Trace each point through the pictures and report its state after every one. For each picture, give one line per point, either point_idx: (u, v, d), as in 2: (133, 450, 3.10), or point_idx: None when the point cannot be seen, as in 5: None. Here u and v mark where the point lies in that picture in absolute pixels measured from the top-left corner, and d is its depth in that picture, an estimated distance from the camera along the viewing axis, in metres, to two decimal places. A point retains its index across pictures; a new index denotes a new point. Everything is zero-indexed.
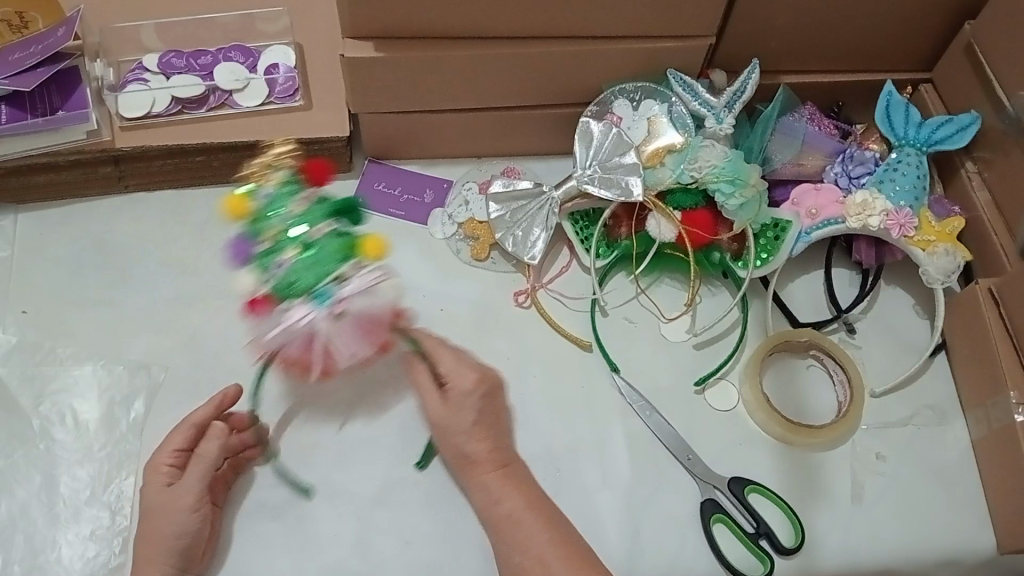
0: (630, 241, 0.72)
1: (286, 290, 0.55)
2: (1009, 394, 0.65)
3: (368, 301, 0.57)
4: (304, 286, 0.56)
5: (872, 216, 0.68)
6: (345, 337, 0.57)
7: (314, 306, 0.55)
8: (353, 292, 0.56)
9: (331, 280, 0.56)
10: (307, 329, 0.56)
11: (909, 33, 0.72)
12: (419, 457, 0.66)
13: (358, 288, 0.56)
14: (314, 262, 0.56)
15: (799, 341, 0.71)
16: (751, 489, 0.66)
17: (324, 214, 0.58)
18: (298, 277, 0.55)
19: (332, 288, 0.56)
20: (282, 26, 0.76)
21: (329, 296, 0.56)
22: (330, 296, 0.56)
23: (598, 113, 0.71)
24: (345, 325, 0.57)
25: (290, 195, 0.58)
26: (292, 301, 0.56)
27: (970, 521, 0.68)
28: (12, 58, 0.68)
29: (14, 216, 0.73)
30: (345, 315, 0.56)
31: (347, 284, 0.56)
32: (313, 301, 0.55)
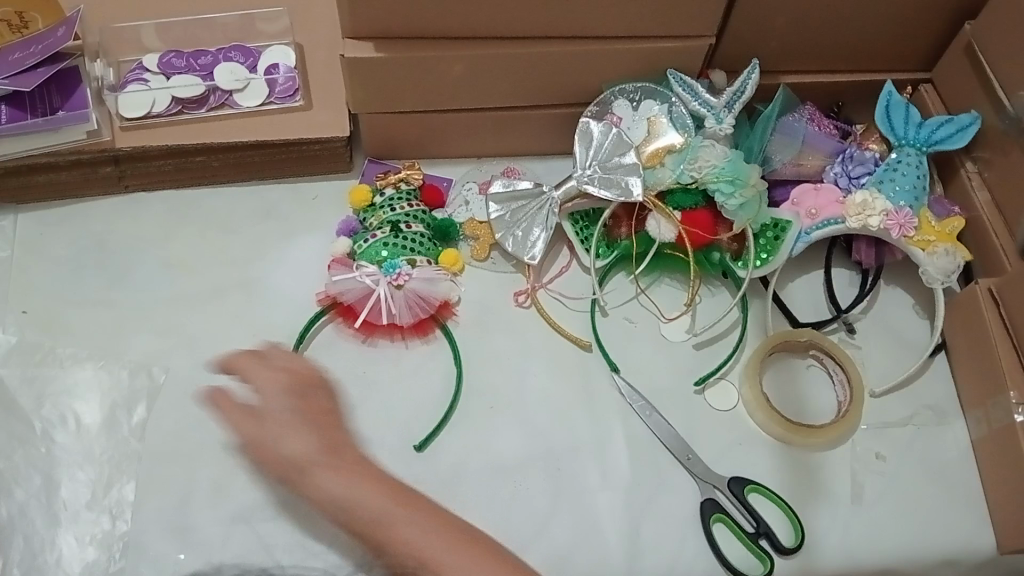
0: (630, 241, 0.72)
1: (368, 259, 0.69)
2: (1009, 394, 0.65)
3: (426, 289, 0.68)
4: (382, 258, 0.69)
5: (872, 216, 0.68)
6: (394, 306, 0.68)
7: (382, 272, 0.68)
8: (416, 277, 0.68)
9: (404, 261, 0.69)
10: (369, 287, 0.68)
11: (909, 34, 0.72)
12: (420, 439, 0.67)
13: (421, 276, 0.68)
14: (397, 245, 0.69)
15: (799, 341, 0.71)
16: (750, 488, 0.66)
17: (426, 221, 0.72)
18: (381, 249, 0.69)
19: (402, 262, 0.68)
20: (282, 26, 0.76)
21: (396, 268, 0.68)
22: (396, 269, 0.68)
23: (598, 113, 0.71)
24: (399, 296, 0.68)
25: (408, 199, 0.72)
26: (369, 263, 0.69)
27: (971, 521, 0.68)
28: (12, 58, 0.68)
29: (14, 216, 0.73)
30: (402, 289, 0.68)
31: (417, 268, 0.69)
32: (383, 269, 0.68)
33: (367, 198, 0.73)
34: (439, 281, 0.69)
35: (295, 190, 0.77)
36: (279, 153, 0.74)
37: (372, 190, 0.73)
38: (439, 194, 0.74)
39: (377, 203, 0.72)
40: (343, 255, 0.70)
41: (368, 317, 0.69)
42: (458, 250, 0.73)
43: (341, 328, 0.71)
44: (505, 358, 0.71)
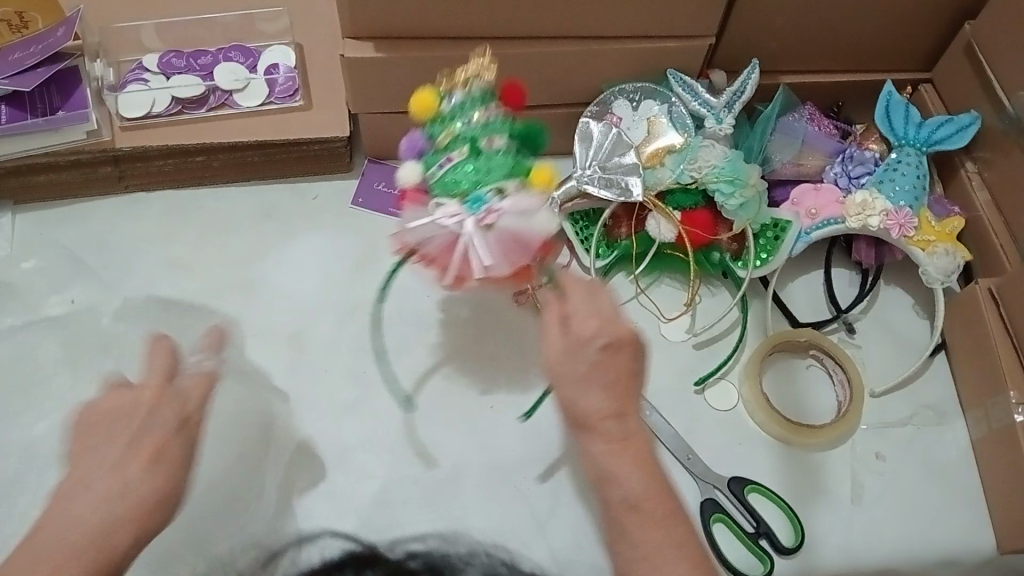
0: (630, 241, 0.72)
1: (444, 191, 0.53)
2: (1009, 394, 0.65)
3: (521, 222, 0.52)
4: (464, 189, 0.53)
5: (872, 216, 0.69)
6: (485, 251, 0.52)
7: (467, 210, 0.52)
8: (507, 207, 0.52)
9: (489, 189, 0.52)
10: (454, 232, 0.52)
11: (909, 33, 0.71)
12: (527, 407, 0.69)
13: (512, 204, 0.52)
14: (482, 169, 0.53)
15: (799, 341, 0.71)
16: (750, 488, 0.66)
17: (507, 130, 0.55)
18: (460, 179, 0.53)
19: (489, 196, 0.52)
20: (282, 26, 0.76)
21: (483, 203, 0.52)
22: (483, 205, 0.52)
23: (598, 113, 0.71)
24: (490, 240, 0.52)
25: (478, 105, 0.55)
26: (450, 198, 0.53)
27: (970, 521, 0.68)
28: (12, 58, 0.68)
29: (11, 215, 0.74)
30: (493, 230, 0.52)
31: (509, 197, 0.53)
32: (468, 205, 0.52)
33: (435, 106, 0.55)
34: (535, 212, 0.53)
35: (296, 190, 0.77)
36: (278, 152, 0.74)
37: (440, 99, 0.55)
38: (517, 92, 0.57)
39: (445, 112, 0.55)
40: (415, 187, 0.54)
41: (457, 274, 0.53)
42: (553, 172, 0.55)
43: (364, 314, 0.72)
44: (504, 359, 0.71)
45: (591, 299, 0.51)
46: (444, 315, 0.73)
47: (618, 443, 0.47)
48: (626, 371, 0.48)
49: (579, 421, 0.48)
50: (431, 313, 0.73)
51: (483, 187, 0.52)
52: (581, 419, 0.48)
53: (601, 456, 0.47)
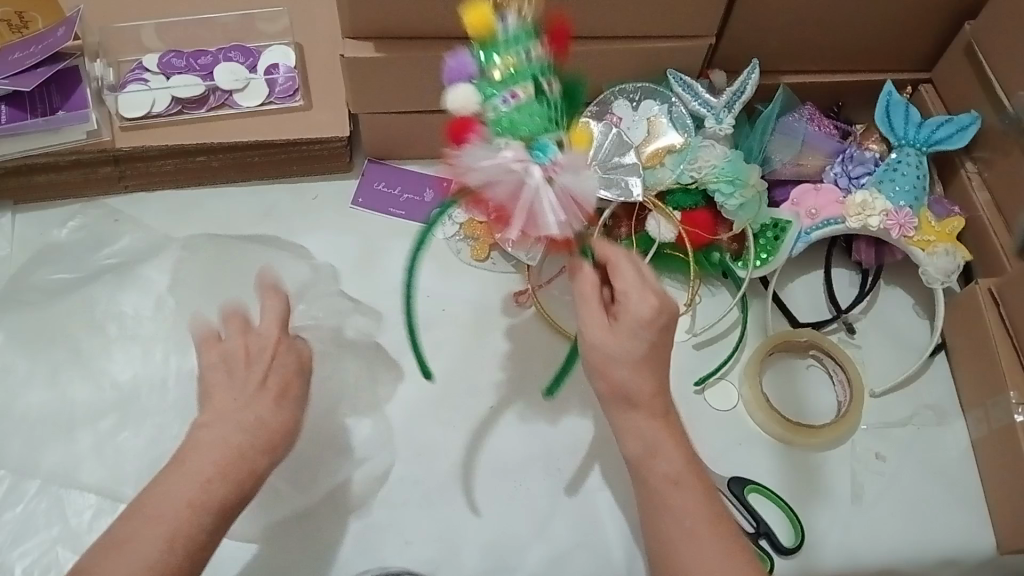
0: (630, 241, 0.71)
1: (508, 132, 0.52)
2: (1009, 394, 0.65)
3: (579, 178, 0.56)
4: (527, 133, 0.53)
5: (872, 217, 0.69)
6: (553, 208, 0.54)
7: (534, 159, 0.54)
8: (567, 161, 0.54)
9: (550, 136, 0.54)
10: (520, 177, 0.54)
11: (909, 33, 0.71)
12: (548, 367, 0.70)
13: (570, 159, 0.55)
14: (545, 118, 0.54)
15: (799, 341, 0.71)
16: (750, 488, 0.67)
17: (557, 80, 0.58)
18: (528, 118, 0.53)
19: (552, 143, 0.54)
20: (282, 26, 0.76)
21: (548, 154, 0.54)
22: (549, 155, 0.54)
23: (597, 112, 0.70)
24: (553, 198, 0.54)
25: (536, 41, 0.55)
26: (510, 139, 0.53)
27: (970, 522, 0.68)
28: (12, 58, 0.68)
29: (12, 215, 0.74)
30: (556, 184, 0.54)
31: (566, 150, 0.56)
32: (533, 152, 0.54)
33: (491, 25, 0.53)
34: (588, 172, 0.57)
35: (296, 190, 0.77)
36: (278, 152, 0.74)
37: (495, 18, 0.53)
38: (563, 35, 0.58)
39: (502, 36, 0.53)
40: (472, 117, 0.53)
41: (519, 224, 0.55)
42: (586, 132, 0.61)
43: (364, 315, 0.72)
44: (504, 359, 0.71)
45: (638, 277, 0.53)
46: (445, 314, 0.73)
47: (659, 422, 0.52)
48: (667, 343, 0.53)
49: (624, 399, 0.52)
50: (432, 312, 0.73)
51: (546, 133, 0.53)
52: (625, 398, 0.51)
53: (646, 430, 0.52)
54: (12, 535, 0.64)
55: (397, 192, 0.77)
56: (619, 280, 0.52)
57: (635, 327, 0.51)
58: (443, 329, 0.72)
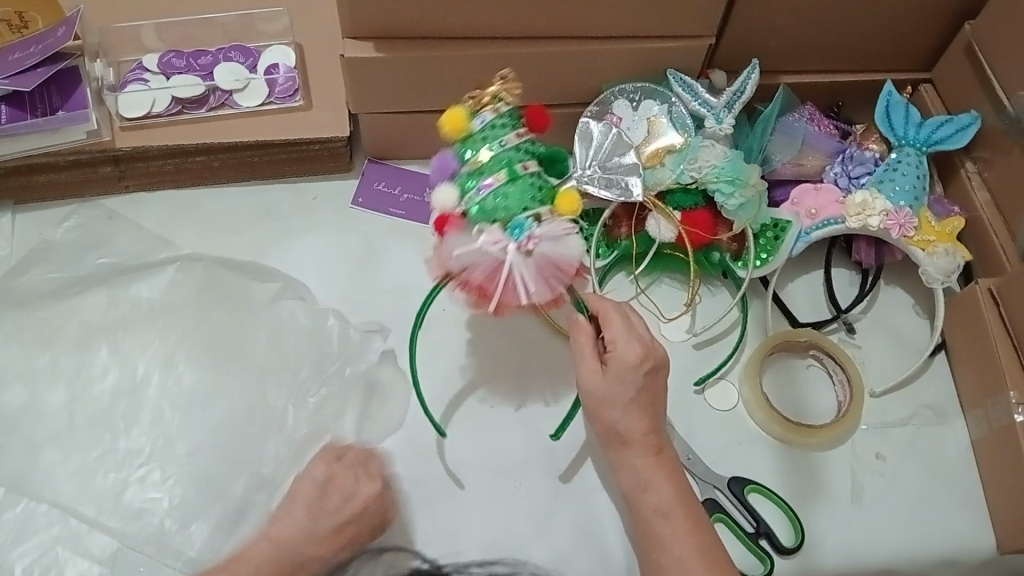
0: (630, 241, 0.71)
1: (485, 216, 0.54)
2: (1009, 394, 0.65)
3: (559, 248, 0.54)
4: (504, 213, 0.54)
5: (872, 217, 0.69)
6: (530, 279, 0.54)
7: (508, 237, 0.53)
8: (547, 232, 0.54)
9: (527, 215, 0.54)
10: (498, 258, 0.53)
11: (909, 33, 0.71)
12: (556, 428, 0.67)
13: (551, 230, 0.54)
14: (522, 196, 0.54)
15: (799, 341, 0.71)
16: (751, 489, 0.66)
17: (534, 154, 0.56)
18: (502, 202, 0.53)
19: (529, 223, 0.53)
20: (282, 26, 0.76)
21: (524, 230, 0.53)
22: (524, 231, 0.53)
23: (597, 113, 0.70)
24: (531, 268, 0.54)
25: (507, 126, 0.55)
26: (490, 224, 0.54)
27: (970, 522, 0.68)
28: (12, 58, 0.68)
29: (12, 215, 0.74)
30: (533, 257, 0.54)
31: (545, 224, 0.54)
32: (509, 231, 0.53)
33: (464, 125, 0.56)
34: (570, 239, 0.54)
35: (296, 190, 0.77)
36: (278, 152, 0.74)
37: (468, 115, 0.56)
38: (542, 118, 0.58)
39: (477, 131, 0.55)
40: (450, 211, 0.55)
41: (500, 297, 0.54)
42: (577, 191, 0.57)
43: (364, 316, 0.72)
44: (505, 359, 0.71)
45: (631, 321, 0.58)
46: (445, 315, 0.73)
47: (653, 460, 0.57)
48: (660, 385, 0.58)
49: (619, 437, 0.57)
50: (432, 312, 0.73)
51: (522, 211, 0.54)
52: (617, 436, 0.57)
53: (640, 467, 0.57)
54: (12, 535, 0.63)
55: (397, 192, 0.77)
56: (607, 328, 0.57)
57: (624, 367, 0.56)
58: (443, 329, 0.72)
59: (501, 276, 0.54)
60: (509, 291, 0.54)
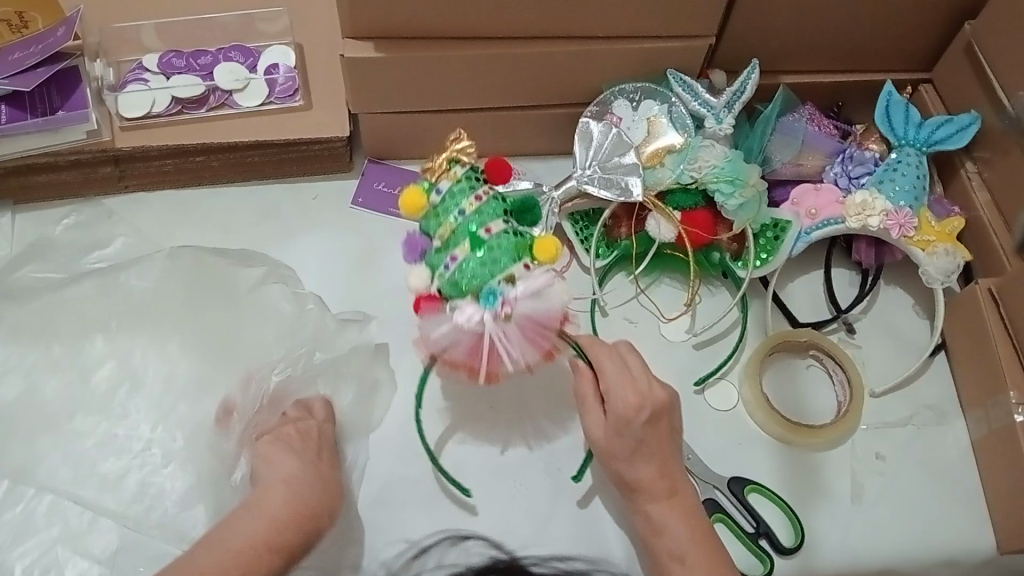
0: (630, 241, 0.71)
1: (457, 291, 0.55)
2: (1009, 394, 0.65)
3: (539, 305, 0.55)
4: (476, 285, 0.55)
5: (872, 217, 0.69)
6: (511, 346, 0.55)
7: (483, 307, 0.54)
8: (522, 293, 0.54)
9: (499, 281, 0.55)
10: (476, 331, 0.54)
11: (909, 33, 0.71)
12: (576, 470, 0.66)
13: (527, 289, 0.55)
14: (488, 263, 0.55)
15: (799, 340, 0.71)
16: (751, 489, 0.66)
17: (498, 210, 0.57)
18: (470, 275, 0.55)
19: (501, 290, 0.54)
20: (282, 26, 0.76)
21: (495, 298, 0.54)
22: (497, 298, 0.54)
23: (597, 113, 0.71)
24: (513, 334, 0.55)
25: (463, 193, 0.57)
26: (464, 298, 0.55)
27: (970, 522, 0.68)
28: (12, 58, 0.68)
29: (12, 215, 0.74)
30: (511, 322, 0.54)
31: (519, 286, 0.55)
32: (482, 301, 0.54)
33: (423, 205, 0.58)
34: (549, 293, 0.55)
35: (296, 190, 0.77)
36: (278, 152, 0.74)
37: (427, 193, 0.58)
38: (502, 171, 0.60)
39: (437, 206, 0.57)
40: (425, 292, 0.56)
41: (489, 369, 0.56)
42: (551, 237, 0.57)
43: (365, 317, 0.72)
44: None
45: (625, 372, 0.59)
46: None
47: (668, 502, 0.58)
48: (663, 427, 0.59)
49: (630, 486, 0.59)
50: None
51: (493, 278, 0.54)
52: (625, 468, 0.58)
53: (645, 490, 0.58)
54: (11, 535, 0.63)
55: (397, 191, 0.77)
56: (604, 377, 0.59)
57: (622, 421, 0.57)
58: None
59: (483, 346, 0.55)
60: (496, 357, 0.55)
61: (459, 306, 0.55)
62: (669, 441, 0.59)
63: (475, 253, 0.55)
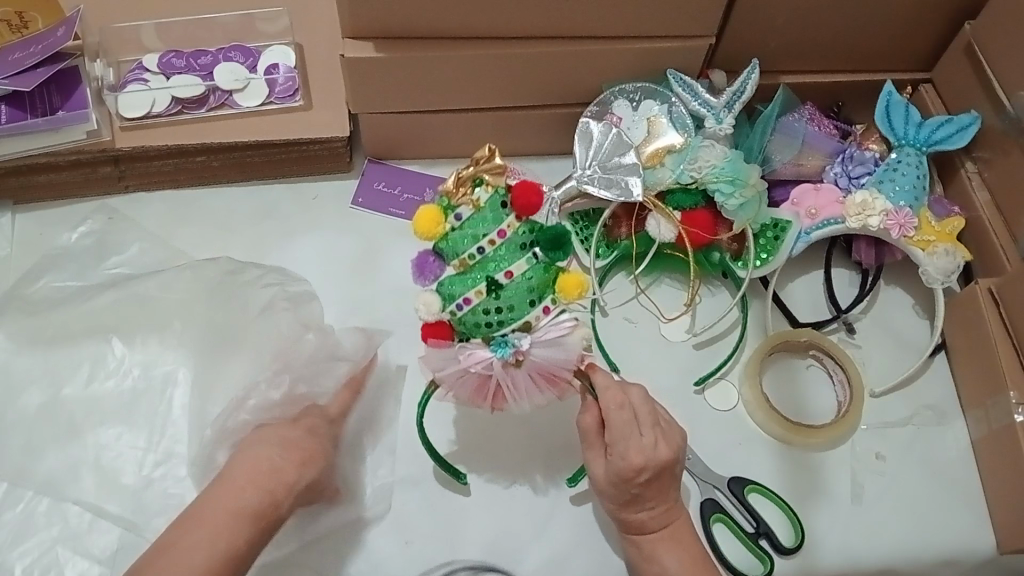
0: (630, 241, 0.71)
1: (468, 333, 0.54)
2: (1009, 394, 0.65)
3: (554, 353, 0.54)
4: (488, 331, 0.53)
5: (872, 216, 0.69)
6: (519, 385, 0.55)
7: (494, 354, 0.54)
8: (536, 343, 0.54)
9: (512, 330, 0.53)
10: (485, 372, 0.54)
11: (909, 32, 0.71)
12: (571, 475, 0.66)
13: (542, 339, 0.54)
14: (502, 314, 0.53)
15: (799, 341, 0.71)
16: (751, 489, 0.66)
17: (520, 250, 0.53)
18: (484, 322, 0.53)
19: (513, 341, 0.53)
20: (282, 26, 0.76)
21: (507, 350, 0.53)
22: (509, 349, 0.53)
23: (598, 113, 0.71)
24: (522, 376, 0.55)
25: (480, 230, 0.53)
26: (475, 339, 0.54)
27: (970, 521, 0.68)
28: (12, 58, 0.68)
29: (11, 215, 0.74)
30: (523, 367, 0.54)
31: (534, 334, 0.54)
32: (493, 348, 0.53)
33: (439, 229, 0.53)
34: (568, 342, 0.54)
35: (296, 190, 0.77)
36: (278, 152, 0.74)
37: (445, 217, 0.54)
38: (532, 195, 0.53)
39: (454, 234, 0.53)
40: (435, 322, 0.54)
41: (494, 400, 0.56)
42: (577, 277, 0.53)
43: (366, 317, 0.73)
44: None
45: (633, 428, 0.57)
46: None
47: (664, 532, 0.60)
48: (667, 478, 0.58)
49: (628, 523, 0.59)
50: None
51: (506, 328, 0.53)
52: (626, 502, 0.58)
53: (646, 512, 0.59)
54: (12, 536, 0.64)
55: (397, 191, 0.77)
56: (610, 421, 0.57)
57: (622, 477, 0.57)
58: None
59: (489, 386, 0.55)
60: (502, 394, 0.56)
61: (473, 349, 0.54)
62: (669, 490, 0.59)
63: (489, 300, 0.53)
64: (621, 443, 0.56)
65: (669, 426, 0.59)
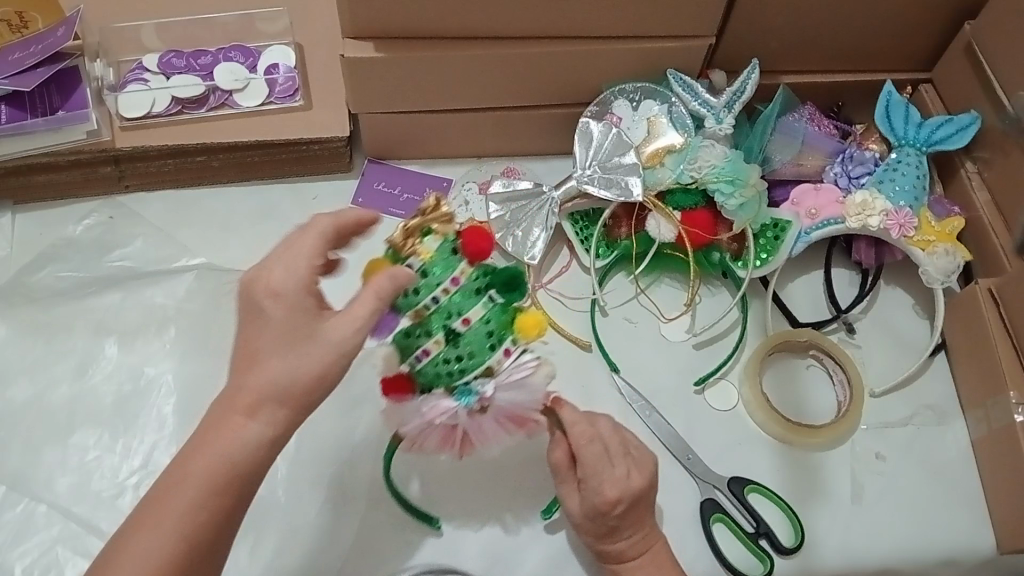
0: (630, 241, 0.71)
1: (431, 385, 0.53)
2: (1009, 394, 0.65)
3: (517, 395, 0.54)
4: (450, 381, 0.52)
5: (872, 217, 0.69)
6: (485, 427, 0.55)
7: (457, 404, 0.53)
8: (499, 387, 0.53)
9: (475, 378, 0.52)
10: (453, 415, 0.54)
11: (909, 32, 0.71)
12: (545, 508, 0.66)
13: (504, 382, 0.53)
14: (461, 365, 0.52)
15: (799, 341, 0.71)
16: (751, 488, 0.66)
17: (473, 297, 0.51)
18: (445, 373, 0.52)
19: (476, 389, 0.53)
20: (282, 26, 0.76)
21: (470, 397, 0.53)
22: (473, 397, 0.53)
23: (598, 113, 0.71)
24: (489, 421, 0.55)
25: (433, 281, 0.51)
26: (438, 390, 0.53)
27: (970, 521, 0.68)
28: (12, 58, 0.68)
29: (11, 215, 0.74)
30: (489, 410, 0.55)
31: (498, 378, 0.53)
32: (457, 398, 0.53)
33: None
34: (531, 382, 0.54)
35: (296, 190, 0.77)
36: (278, 152, 0.74)
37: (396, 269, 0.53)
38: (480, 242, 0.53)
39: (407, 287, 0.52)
40: (397, 376, 0.53)
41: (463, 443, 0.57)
42: (534, 319, 0.53)
43: None
44: None
45: (605, 461, 0.56)
46: None
47: (646, 554, 0.59)
48: (643, 508, 0.58)
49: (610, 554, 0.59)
50: None
51: (468, 377, 0.52)
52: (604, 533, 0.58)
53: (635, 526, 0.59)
54: (13, 534, 0.64)
55: (397, 191, 0.77)
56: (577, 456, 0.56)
57: (598, 511, 0.56)
58: None
59: (455, 436, 0.56)
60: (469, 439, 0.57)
61: (434, 399, 0.53)
62: (645, 517, 0.59)
63: (446, 349, 0.51)
64: (594, 476, 0.56)
65: (640, 452, 0.58)
